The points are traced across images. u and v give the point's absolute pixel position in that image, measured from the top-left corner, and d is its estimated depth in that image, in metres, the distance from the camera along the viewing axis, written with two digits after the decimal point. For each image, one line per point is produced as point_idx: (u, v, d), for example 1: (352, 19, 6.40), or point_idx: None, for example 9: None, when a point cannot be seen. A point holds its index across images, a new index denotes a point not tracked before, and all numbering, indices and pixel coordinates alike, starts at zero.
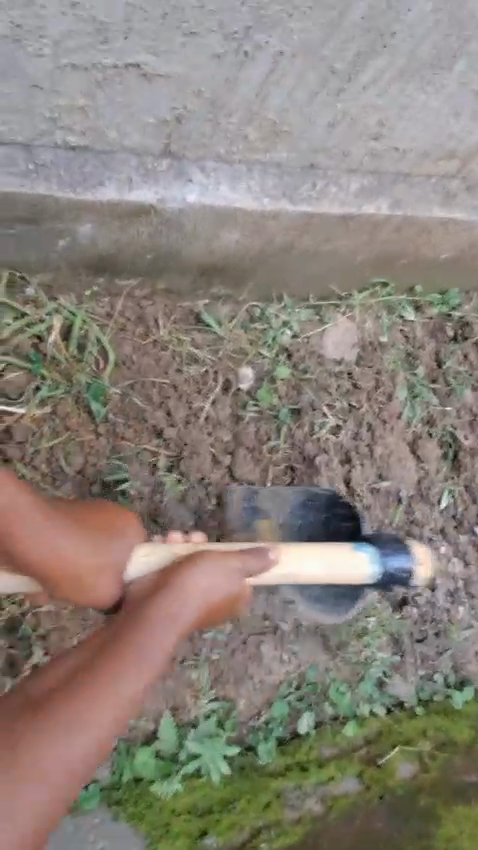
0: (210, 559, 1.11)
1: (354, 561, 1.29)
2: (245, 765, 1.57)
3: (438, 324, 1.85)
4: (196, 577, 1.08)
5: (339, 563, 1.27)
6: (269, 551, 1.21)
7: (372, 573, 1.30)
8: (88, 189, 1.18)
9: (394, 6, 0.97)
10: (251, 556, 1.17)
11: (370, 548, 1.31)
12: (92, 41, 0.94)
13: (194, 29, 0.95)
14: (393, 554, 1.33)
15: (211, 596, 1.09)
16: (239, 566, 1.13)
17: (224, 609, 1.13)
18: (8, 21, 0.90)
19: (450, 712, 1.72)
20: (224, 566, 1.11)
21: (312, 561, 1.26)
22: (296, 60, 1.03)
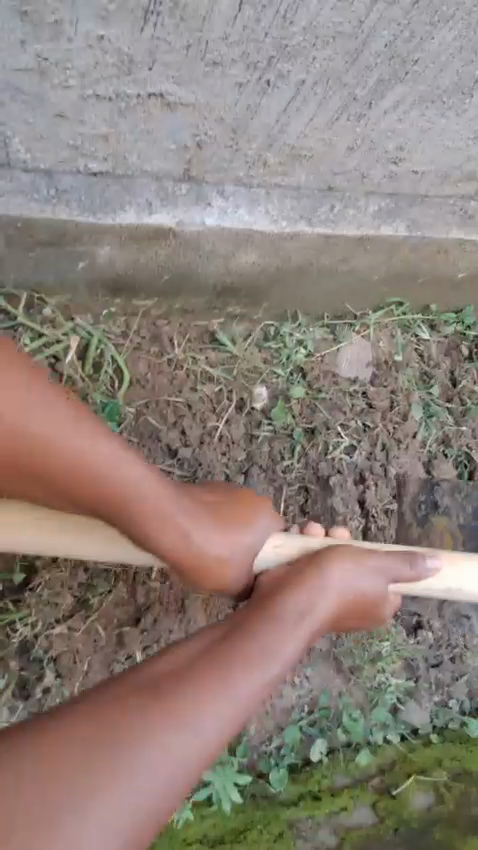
0: (350, 560, 1.18)
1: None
2: (256, 793, 1.55)
3: (453, 343, 1.84)
4: (337, 575, 1.15)
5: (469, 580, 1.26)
6: (424, 560, 1.24)
7: None
8: (109, 214, 1.17)
9: (417, 34, 0.95)
10: (401, 563, 1.22)
11: None
12: (117, 72, 0.95)
13: (218, 60, 0.96)
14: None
15: (348, 594, 1.16)
16: (381, 570, 1.20)
17: (357, 611, 1.20)
18: (34, 54, 0.91)
19: (465, 740, 1.69)
20: (361, 568, 1.18)
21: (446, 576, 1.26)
22: (317, 89, 1.03)
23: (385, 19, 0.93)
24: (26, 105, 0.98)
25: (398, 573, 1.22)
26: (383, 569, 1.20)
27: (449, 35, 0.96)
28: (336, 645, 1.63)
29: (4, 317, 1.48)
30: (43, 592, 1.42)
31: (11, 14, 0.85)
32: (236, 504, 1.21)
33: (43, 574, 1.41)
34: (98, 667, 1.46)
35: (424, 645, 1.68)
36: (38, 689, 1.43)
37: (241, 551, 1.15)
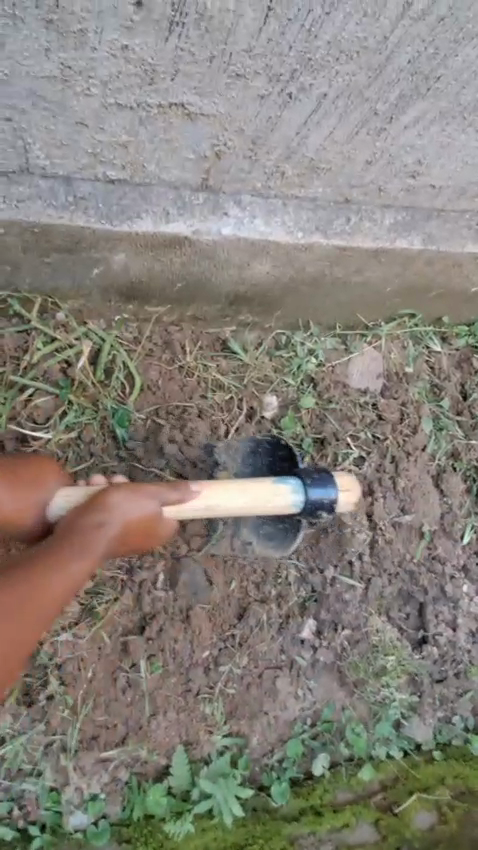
0: (125, 489, 1.19)
1: (281, 494, 1.29)
2: (258, 807, 1.53)
3: (464, 356, 1.83)
4: (115, 500, 1.17)
5: (262, 496, 1.27)
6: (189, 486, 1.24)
7: (294, 501, 1.29)
8: (125, 221, 1.18)
9: (441, 51, 0.95)
10: (164, 488, 1.22)
11: (291, 479, 1.30)
12: (140, 82, 0.95)
13: (241, 72, 0.96)
14: (319, 484, 1.31)
15: (128, 518, 1.17)
16: (152, 496, 1.20)
17: (134, 537, 1.20)
18: (58, 63, 0.91)
19: (468, 758, 1.67)
20: (139, 496, 1.18)
21: (225, 495, 1.25)
22: (339, 103, 1.03)
23: (409, 35, 0.92)
24: (47, 112, 0.98)
25: (167, 497, 1.21)
26: (156, 496, 1.20)
27: (472, 52, 0.96)
28: (341, 658, 1.62)
29: (17, 322, 1.48)
30: None
31: (37, 24, 0.85)
32: (30, 462, 1.25)
33: None
34: (102, 675, 1.46)
35: (428, 660, 1.68)
36: (42, 695, 1.42)
37: (35, 505, 1.20)
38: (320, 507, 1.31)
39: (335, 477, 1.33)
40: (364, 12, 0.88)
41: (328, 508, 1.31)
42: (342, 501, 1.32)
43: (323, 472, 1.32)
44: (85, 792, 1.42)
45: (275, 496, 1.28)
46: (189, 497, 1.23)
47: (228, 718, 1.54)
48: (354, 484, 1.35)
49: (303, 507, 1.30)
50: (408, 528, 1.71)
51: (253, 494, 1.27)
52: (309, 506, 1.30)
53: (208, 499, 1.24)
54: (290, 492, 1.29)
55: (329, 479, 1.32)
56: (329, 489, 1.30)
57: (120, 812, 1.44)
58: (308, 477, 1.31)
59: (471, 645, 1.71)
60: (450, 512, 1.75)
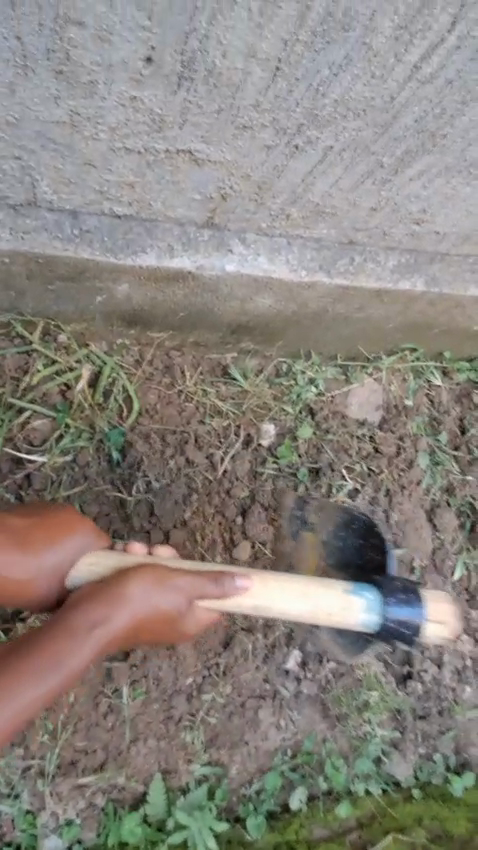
0: (151, 581, 1.05)
1: (350, 610, 1.11)
2: (232, 839, 1.51)
3: (465, 391, 1.84)
4: (137, 593, 1.03)
5: (323, 605, 1.09)
6: (232, 581, 1.08)
7: (365, 620, 1.12)
8: (129, 255, 1.19)
9: (448, 111, 0.96)
10: (200, 581, 1.07)
11: (372, 594, 1.13)
12: (148, 130, 0.97)
13: (248, 123, 0.97)
14: (404, 605, 1.14)
15: (146, 614, 1.05)
16: (180, 589, 1.06)
17: (152, 627, 1.08)
18: (67, 109, 0.92)
19: (447, 799, 1.66)
20: (165, 591, 1.05)
21: (281, 597, 1.08)
22: (344, 155, 1.04)
23: (417, 96, 0.93)
24: (56, 153, 1.00)
25: (200, 593, 1.07)
26: (185, 590, 1.07)
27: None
28: (324, 691, 1.62)
29: (19, 342, 1.49)
30: None
31: (48, 74, 0.87)
32: (59, 520, 1.14)
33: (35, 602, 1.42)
34: (84, 699, 1.46)
35: (412, 697, 1.68)
36: None
37: (51, 571, 1.09)
38: (398, 631, 1.13)
39: (425, 601, 1.15)
40: (372, 74, 0.89)
41: (411, 635, 1.13)
42: (429, 631, 1.14)
43: (412, 591, 1.16)
44: (61, 817, 1.42)
45: (347, 609, 1.11)
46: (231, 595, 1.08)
47: (208, 747, 1.53)
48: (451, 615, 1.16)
49: (378, 626, 1.13)
50: (399, 563, 1.71)
51: (315, 601, 1.09)
52: (387, 627, 1.13)
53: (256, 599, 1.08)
54: (364, 608, 1.12)
55: (416, 602, 1.14)
56: (415, 614, 1.13)
57: (95, 838, 1.44)
58: (397, 594, 1.14)
59: (456, 683, 1.71)
60: (442, 547, 1.75)
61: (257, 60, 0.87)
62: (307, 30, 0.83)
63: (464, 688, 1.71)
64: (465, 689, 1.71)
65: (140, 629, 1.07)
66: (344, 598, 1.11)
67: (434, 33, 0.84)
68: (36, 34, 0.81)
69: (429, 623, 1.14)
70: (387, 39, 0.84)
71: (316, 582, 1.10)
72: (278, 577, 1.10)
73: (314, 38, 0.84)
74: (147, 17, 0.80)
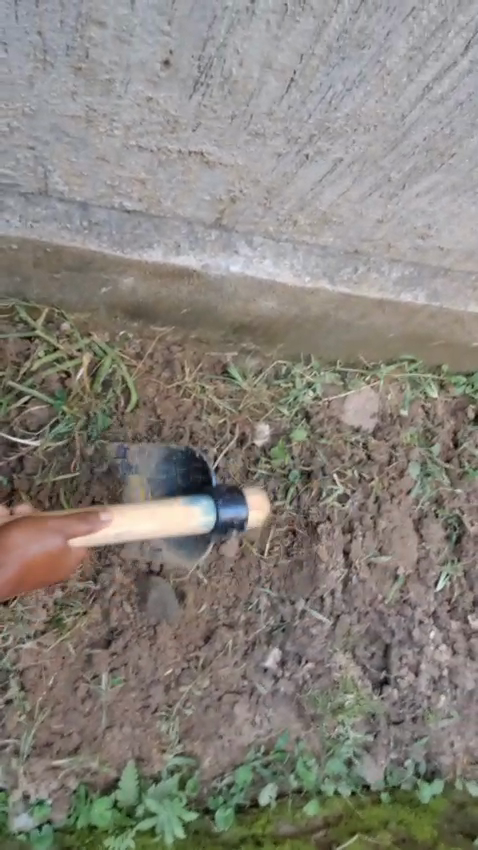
0: (27, 524, 1.07)
1: (195, 517, 1.20)
2: (200, 829, 1.54)
3: (460, 406, 1.86)
4: (11, 539, 1.05)
5: (171, 519, 1.17)
6: (101, 514, 1.11)
7: (209, 524, 1.22)
8: (136, 250, 1.21)
9: (457, 132, 0.99)
10: (74, 518, 1.09)
11: (205, 499, 1.22)
12: (162, 130, 0.98)
13: (260, 131, 0.99)
14: (229, 502, 1.24)
15: (27, 556, 1.06)
16: (58, 528, 1.08)
17: (39, 574, 1.09)
18: (83, 106, 0.94)
19: (414, 804, 1.70)
20: (43, 533, 1.07)
21: (135, 520, 1.13)
22: (354, 167, 1.06)
23: (427, 115, 0.96)
24: (69, 145, 1.01)
25: (75, 529, 1.09)
26: (61, 528, 1.08)
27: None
28: (301, 691, 1.65)
29: (22, 327, 1.49)
30: (21, 603, 1.45)
31: (66, 69, 0.88)
32: None
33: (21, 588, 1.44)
34: (63, 683, 1.48)
35: (387, 702, 1.71)
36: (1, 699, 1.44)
37: None
38: (234, 526, 1.24)
39: (241, 495, 1.27)
40: (384, 91, 0.93)
41: (239, 527, 1.24)
42: (251, 519, 1.27)
43: (233, 490, 1.26)
44: (32, 797, 1.43)
45: (192, 518, 1.19)
46: (103, 528, 1.11)
47: (183, 738, 1.55)
48: (263, 503, 1.31)
49: (216, 527, 1.22)
50: (383, 569, 1.73)
51: (168, 517, 1.16)
52: (224, 527, 1.23)
53: (120, 528, 1.13)
54: (203, 513, 1.21)
55: (237, 498, 1.25)
56: (240, 509, 1.24)
57: (65, 820, 1.45)
58: (218, 494, 1.24)
59: (431, 692, 1.74)
60: (427, 557, 1.78)
61: (273, 70, 0.89)
62: (323, 45, 0.86)
63: (439, 697, 1.74)
64: (439, 698, 1.74)
65: (26, 578, 1.08)
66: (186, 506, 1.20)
67: (447, 55, 0.88)
68: (58, 31, 0.83)
69: (251, 514, 1.26)
70: (402, 58, 0.88)
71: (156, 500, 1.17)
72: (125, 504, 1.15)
73: (329, 52, 0.87)
74: (167, 22, 0.82)
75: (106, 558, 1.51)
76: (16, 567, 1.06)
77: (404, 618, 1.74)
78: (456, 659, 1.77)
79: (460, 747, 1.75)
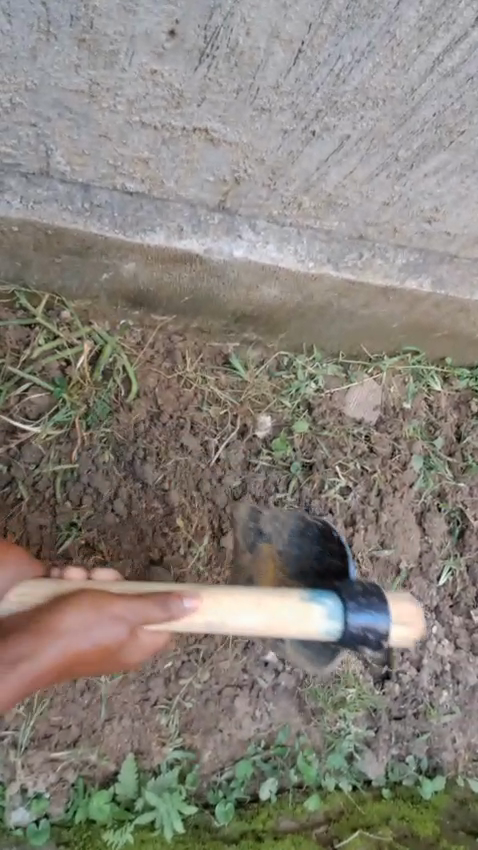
0: (91, 603, 0.89)
1: (313, 619, 1.01)
2: (200, 825, 1.51)
3: (463, 399, 1.84)
4: (70, 618, 0.87)
5: (277, 616, 0.99)
6: (181, 601, 0.95)
7: (333, 629, 1.03)
8: (138, 233, 1.18)
9: (467, 108, 0.98)
10: (146, 602, 0.93)
11: (333, 601, 1.03)
12: (166, 105, 0.97)
13: (266, 105, 0.97)
14: (366, 609, 1.04)
15: (87, 640, 0.87)
16: (125, 613, 0.91)
17: (93, 663, 0.90)
18: (86, 79, 0.92)
19: (416, 800, 1.67)
20: (108, 613, 0.89)
21: (235, 612, 0.98)
22: (361, 145, 1.05)
23: (437, 89, 0.95)
24: (71, 122, 0.99)
25: (145, 615, 0.92)
26: (130, 614, 0.91)
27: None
28: (302, 685, 1.62)
29: (22, 315, 1.47)
30: None
31: (70, 41, 0.86)
32: None
33: None
34: None
35: (388, 697, 1.69)
36: None
37: None
38: (367, 640, 1.03)
39: (388, 603, 1.05)
40: (394, 63, 0.91)
41: (375, 643, 1.03)
42: (394, 637, 1.04)
43: (371, 595, 1.05)
44: (30, 791, 1.41)
45: (307, 619, 1.01)
46: (179, 618, 0.95)
47: (182, 731, 1.53)
48: (417, 617, 1.05)
49: (341, 635, 1.03)
50: (385, 563, 1.72)
51: (280, 615, 0.99)
52: (350, 636, 1.03)
53: (206, 618, 0.97)
54: (325, 617, 1.02)
55: (378, 606, 1.04)
56: (376, 618, 1.03)
57: (63, 813, 1.43)
58: (353, 599, 1.04)
59: (433, 687, 1.72)
60: (430, 551, 1.76)
61: (280, 41, 0.87)
62: (332, 15, 0.84)
63: (441, 692, 1.72)
64: (442, 694, 1.72)
65: (74, 665, 0.88)
66: (303, 605, 1.02)
67: (459, 26, 0.86)
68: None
69: (395, 628, 1.04)
70: (412, 29, 0.86)
71: (272, 593, 1.00)
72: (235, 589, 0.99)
73: (338, 22, 0.85)
74: None
75: (106, 550, 1.48)
76: (67, 653, 0.86)
77: None
78: (458, 655, 1.75)
79: (462, 744, 1.73)
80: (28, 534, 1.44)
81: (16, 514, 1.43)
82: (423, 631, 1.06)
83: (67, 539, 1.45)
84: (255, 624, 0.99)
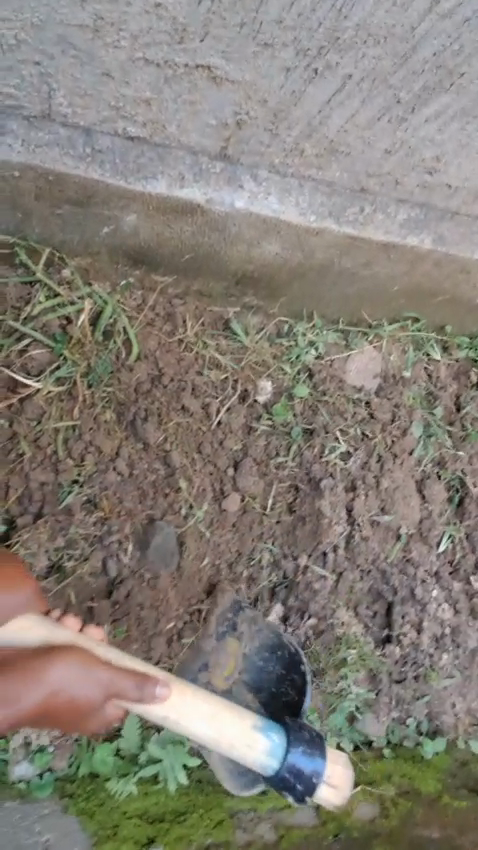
0: (76, 664, 0.98)
1: (253, 750, 1.11)
2: (202, 779, 1.47)
3: (463, 369, 1.80)
4: (56, 671, 0.97)
5: (227, 734, 1.08)
6: (153, 687, 1.02)
7: (264, 764, 1.12)
8: (139, 180, 1.24)
9: (466, 49, 1.06)
10: (125, 677, 1.01)
11: (278, 737, 1.13)
12: (169, 39, 1.04)
13: (269, 42, 1.05)
14: (307, 757, 1.14)
15: (65, 696, 0.97)
16: (102, 681, 0.99)
17: (62, 718, 0.99)
18: (92, 14, 1.00)
19: (417, 760, 1.67)
20: (86, 677, 0.98)
21: (192, 718, 1.06)
22: (363, 85, 1.12)
23: (435, 30, 1.03)
24: (75, 59, 1.07)
25: (117, 690, 1.00)
26: (105, 683, 1.00)
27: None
28: (304, 647, 1.63)
29: (22, 270, 1.46)
30: (23, 546, 1.42)
31: None
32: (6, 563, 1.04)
33: (21, 532, 1.43)
34: None
35: (389, 660, 1.68)
36: None
37: None
38: (294, 785, 1.13)
39: (327, 758, 1.16)
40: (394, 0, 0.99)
41: (301, 790, 1.13)
42: (319, 791, 1.14)
43: (314, 746, 1.15)
44: (33, 745, 1.38)
45: (251, 747, 1.10)
46: (148, 702, 1.03)
47: None
48: (345, 782, 1.17)
49: (272, 772, 1.13)
50: (385, 528, 1.69)
51: (229, 736, 1.08)
52: (281, 774, 1.13)
53: (171, 712, 1.05)
54: (268, 751, 1.11)
55: (319, 757, 1.15)
56: (313, 767, 1.14)
57: (66, 768, 1.40)
58: (297, 742, 1.14)
59: (434, 650, 1.71)
60: (430, 519, 1.73)
61: None
62: None
63: (441, 654, 1.71)
64: (442, 657, 1.71)
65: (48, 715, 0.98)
66: (251, 735, 1.10)
67: None
68: None
69: (324, 785, 1.15)
70: None
71: (230, 709, 1.09)
72: (195, 692, 1.07)
73: None
74: None
75: (107, 508, 1.48)
76: (46, 702, 0.96)
77: (407, 580, 1.71)
78: (458, 619, 1.73)
79: (462, 708, 1.72)
80: (30, 490, 1.45)
81: (18, 469, 1.45)
82: (345, 796, 1.17)
83: (69, 496, 1.46)
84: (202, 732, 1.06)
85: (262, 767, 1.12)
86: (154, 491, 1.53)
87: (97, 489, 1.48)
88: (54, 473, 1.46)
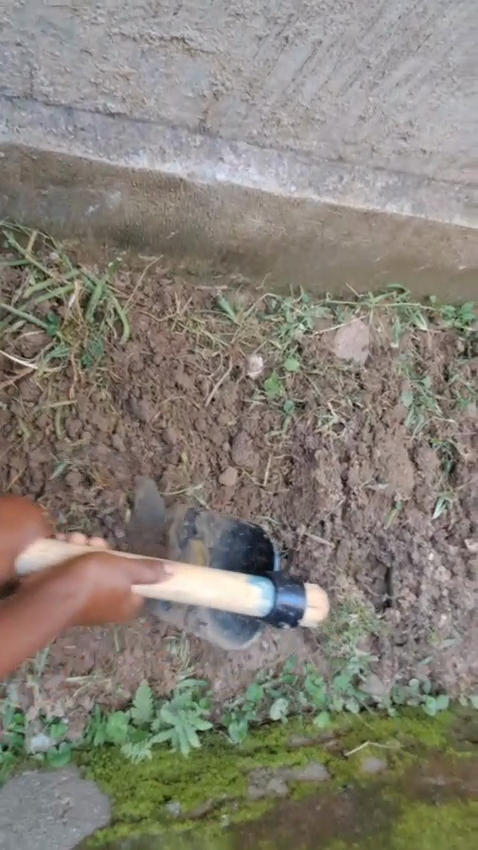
0: (101, 561, 1.18)
1: (249, 596, 1.28)
2: (215, 743, 1.53)
3: (449, 338, 1.84)
4: (88, 574, 1.16)
5: (227, 592, 1.26)
6: (164, 567, 1.23)
7: (261, 608, 1.30)
8: (122, 156, 1.29)
9: (429, 10, 1.08)
10: (141, 566, 1.21)
11: (264, 583, 1.31)
12: (143, 14, 1.07)
13: (240, 11, 1.07)
14: (291, 593, 1.31)
15: (101, 589, 1.17)
16: (124, 570, 1.19)
17: (102, 611, 1.19)
18: None
19: (422, 717, 1.70)
20: (114, 570, 1.18)
21: (195, 585, 1.24)
22: (333, 52, 1.15)
23: None
24: (54, 37, 1.09)
25: (140, 576, 1.20)
26: (129, 572, 1.20)
27: (459, 15, 1.08)
28: None
29: (12, 254, 1.48)
30: None
31: None
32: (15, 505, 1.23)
33: None
34: None
35: (390, 624, 1.72)
36: None
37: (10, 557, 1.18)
38: (288, 616, 1.30)
39: (306, 590, 1.33)
40: None
41: (294, 618, 1.31)
42: (308, 616, 1.32)
43: (296, 583, 1.33)
44: (48, 717, 1.44)
45: (246, 596, 1.28)
46: (164, 579, 1.23)
47: (193, 661, 1.57)
48: (323, 601, 1.35)
49: (271, 614, 1.31)
50: (380, 496, 1.72)
51: (227, 589, 1.26)
52: (277, 613, 1.30)
53: (180, 582, 1.24)
54: (261, 596, 1.29)
55: (300, 591, 1.31)
56: (299, 601, 1.30)
57: (82, 739, 1.46)
58: (279, 582, 1.32)
59: (433, 612, 1.73)
60: (425, 485, 1.76)
61: None
62: None
63: (440, 616, 1.73)
64: (441, 618, 1.74)
65: (91, 611, 1.18)
66: (244, 586, 1.29)
67: None
68: None
69: (309, 610, 1.32)
70: None
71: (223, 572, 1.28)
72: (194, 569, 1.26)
73: None
74: None
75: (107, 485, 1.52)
76: (89, 598, 1.16)
77: (404, 546, 1.73)
78: (455, 581, 1.75)
79: (464, 668, 1.76)
80: (31, 471, 1.47)
81: (18, 449, 1.48)
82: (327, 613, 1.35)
83: (69, 473, 1.48)
84: (206, 594, 1.25)
85: (258, 611, 1.30)
86: (154, 467, 1.56)
87: (97, 465, 1.51)
88: (54, 453, 1.49)
